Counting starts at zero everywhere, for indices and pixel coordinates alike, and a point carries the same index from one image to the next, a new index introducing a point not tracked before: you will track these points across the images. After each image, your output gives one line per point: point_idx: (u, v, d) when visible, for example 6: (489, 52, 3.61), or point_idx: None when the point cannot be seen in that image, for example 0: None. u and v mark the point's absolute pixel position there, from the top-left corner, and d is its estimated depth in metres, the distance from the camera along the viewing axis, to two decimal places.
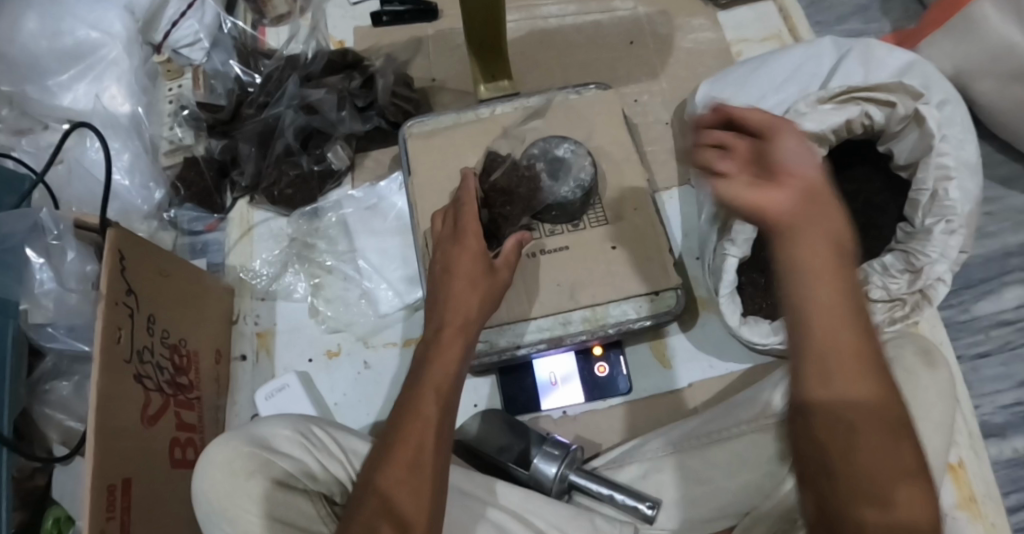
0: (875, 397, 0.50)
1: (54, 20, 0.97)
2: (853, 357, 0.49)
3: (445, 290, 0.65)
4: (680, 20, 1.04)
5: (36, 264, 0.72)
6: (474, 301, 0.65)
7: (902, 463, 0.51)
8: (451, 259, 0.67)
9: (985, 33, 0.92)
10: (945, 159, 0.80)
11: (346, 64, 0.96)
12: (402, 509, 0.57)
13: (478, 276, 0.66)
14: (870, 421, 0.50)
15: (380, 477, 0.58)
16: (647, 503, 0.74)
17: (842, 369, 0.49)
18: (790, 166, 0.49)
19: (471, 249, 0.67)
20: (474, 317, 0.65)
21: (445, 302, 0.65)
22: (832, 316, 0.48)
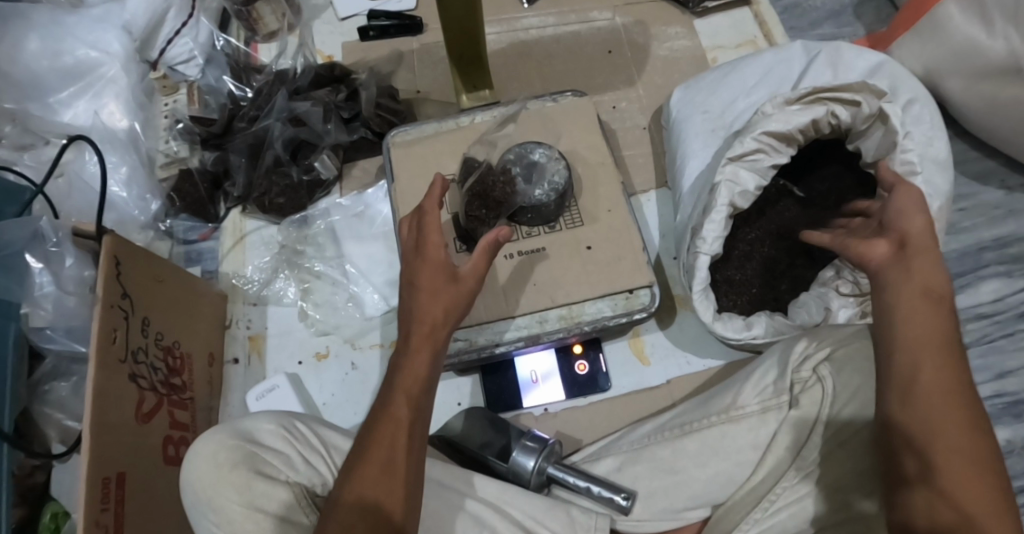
0: (929, 385, 0.59)
1: (56, 41, 1.02)
2: (938, 352, 0.60)
3: (411, 299, 0.66)
4: (656, 29, 1.07)
5: (36, 269, 0.77)
6: (441, 309, 0.65)
7: (957, 441, 0.57)
8: (416, 271, 0.67)
9: (949, 33, 0.94)
10: (911, 155, 0.82)
11: (333, 78, 1.00)
12: (377, 506, 0.59)
13: (441, 286, 0.66)
14: (924, 407, 0.59)
15: (355, 475, 0.61)
16: (622, 494, 0.75)
17: (927, 366, 0.60)
18: (895, 226, 0.67)
19: (434, 259, 0.66)
20: (443, 323, 0.66)
21: (412, 314, 0.65)
22: (920, 320, 0.62)
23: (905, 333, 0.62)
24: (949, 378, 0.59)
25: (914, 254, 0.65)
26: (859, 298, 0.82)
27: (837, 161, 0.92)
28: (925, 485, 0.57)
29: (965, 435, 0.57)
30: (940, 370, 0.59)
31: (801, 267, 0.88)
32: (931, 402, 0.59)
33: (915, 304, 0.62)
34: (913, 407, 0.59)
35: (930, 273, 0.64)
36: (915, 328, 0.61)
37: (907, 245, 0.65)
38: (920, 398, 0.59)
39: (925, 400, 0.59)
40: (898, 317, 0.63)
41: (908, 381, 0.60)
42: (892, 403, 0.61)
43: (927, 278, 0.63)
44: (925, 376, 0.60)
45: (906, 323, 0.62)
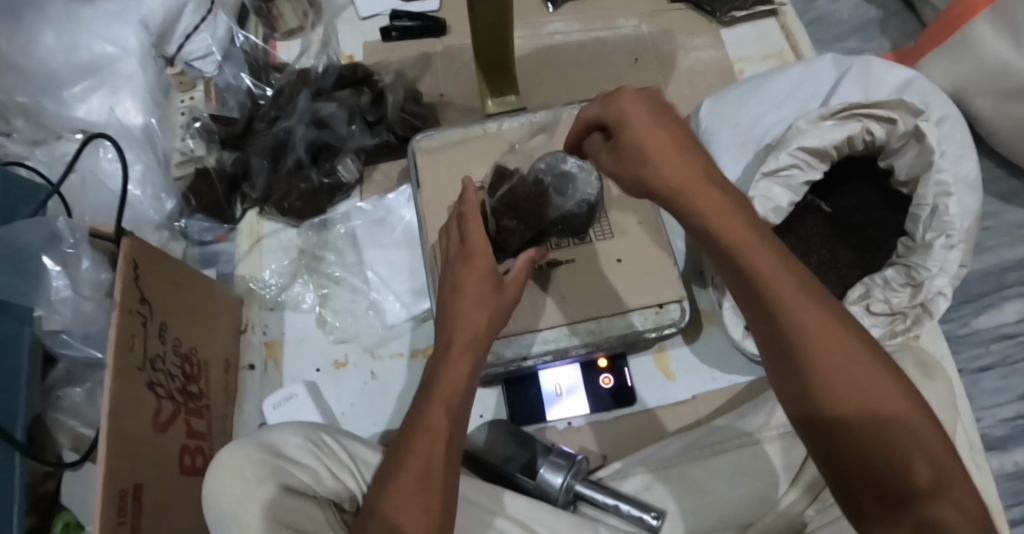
0: (839, 363, 0.51)
1: (70, 34, 0.99)
2: (822, 321, 0.52)
3: (452, 305, 0.66)
4: (682, 38, 1.06)
5: (53, 272, 0.73)
6: (483, 317, 0.65)
7: (887, 413, 0.50)
8: (460, 276, 0.67)
9: (981, 51, 0.94)
10: (945, 175, 0.81)
11: (355, 79, 0.98)
12: (412, 520, 0.56)
13: (485, 293, 0.66)
14: (851, 383, 0.51)
15: (392, 486, 0.58)
16: (652, 513, 0.74)
17: (821, 342, 0.52)
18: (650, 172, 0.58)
19: (480, 266, 0.66)
20: (483, 332, 0.65)
21: (453, 320, 0.65)
22: (780, 288, 0.53)
23: (781, 315, 0.53)
24: (842, 346, 0.52)
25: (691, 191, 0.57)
26: (890, 317, 0.81)
27: (864, 178, 0.92)
28: (883, 483, 0.50)
29: (888, 398, 0.51)
30: (829, 340, 0.52)
31: (829, 283, 0.87)
32: (844, 384, 0.51)
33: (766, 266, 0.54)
34: (827, 400, 0.51)
35: (714, 210, 0.56)
36: (786, 302, 0.53)
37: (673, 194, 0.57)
38: (831, 389, 0.51)
39: (837, 383, 0.51)
40: (761, 299, 0.54)
41: (809, 373, 0.52)
42: (802, 403, 0.52)
43: (744, 243, 0.55)
44: (824, 357, 0.51)
45: (775, 305, 0.53)
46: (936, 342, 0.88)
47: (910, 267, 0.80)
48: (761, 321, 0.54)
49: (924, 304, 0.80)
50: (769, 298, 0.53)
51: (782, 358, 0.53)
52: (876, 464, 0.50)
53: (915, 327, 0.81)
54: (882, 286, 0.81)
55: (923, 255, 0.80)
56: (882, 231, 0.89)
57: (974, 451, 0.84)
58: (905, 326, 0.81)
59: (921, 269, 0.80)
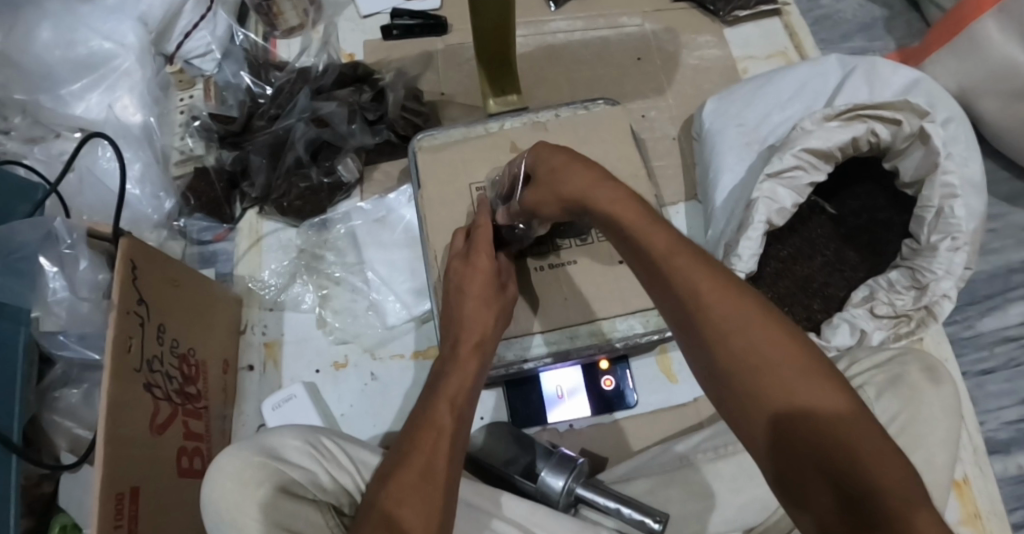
0: (743, 338, 0.47)
1: (68, 30, 0.98)
2: (733, 308, 0.48)
3: (460, 307, 0.70)
4: (686, 37, 1.05)
5: (50, 272, 0.72)
6: (488, 319, 0.69)
7: (805, 391, 0.44)
8: (465, 279, 0.71)
9: (988, 52, 0.93)
10: (951, 177, 0.80)
11: (356, 77, 0.97)
12: (414, 514, 0.56)
13: (490, 294, 0.70)
14: (755, 356, 0.46)
15: (394, 482, 0.58)
16: (654, 517, 0.72)
17: (734, 330, 0.47)
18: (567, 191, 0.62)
19: (483, 269, 0.71)
20: (489, 334, 0.69)
21: (460, 321, 0.69)
22: (686, 279, 0.50)
23: (691, 305, 0.49)
24: (759, 333, 0.46)
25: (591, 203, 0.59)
26: (895, 319, 0.80)
27: (870, 179, 0.91)
28: (815, 480, 0.43)
29: (812, 386, 0.44)
30: (741, 328, 0.47)
31: (833, 285, 0.86)
32: (762, 371, 0.45)
33: (662, 247, 0.52)
34: (749, 390, 0.46)
35: (617, 207, 0.57)
36: (694, 290, 0.49)
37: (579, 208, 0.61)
38: (748, 378, 0.46)
39: (754, 371, 0.46)
40: (672, 293, 0.51)
41: (723, 365, 0.47)
42: (726, 401, 0.47)
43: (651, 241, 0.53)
44: (737, 347, 0.47)
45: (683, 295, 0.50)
46: (941, 344, 0.88)
47: (915, 269, 0.81)
48: (668, 305, 0.51)
49: (929, 307, 0.79)
50: (678, 291, 0.50)
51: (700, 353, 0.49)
52: (804, 457, 0.43)
53: (920, 330, 0.80)
54: (887, 289, 0.81)
55: (927, 257, 0.80)
56: (887, 233, 0.89)
57: (977, 455, 0.83)
58: (909, 328, 0.80)
59: (927, 272, 0.80)
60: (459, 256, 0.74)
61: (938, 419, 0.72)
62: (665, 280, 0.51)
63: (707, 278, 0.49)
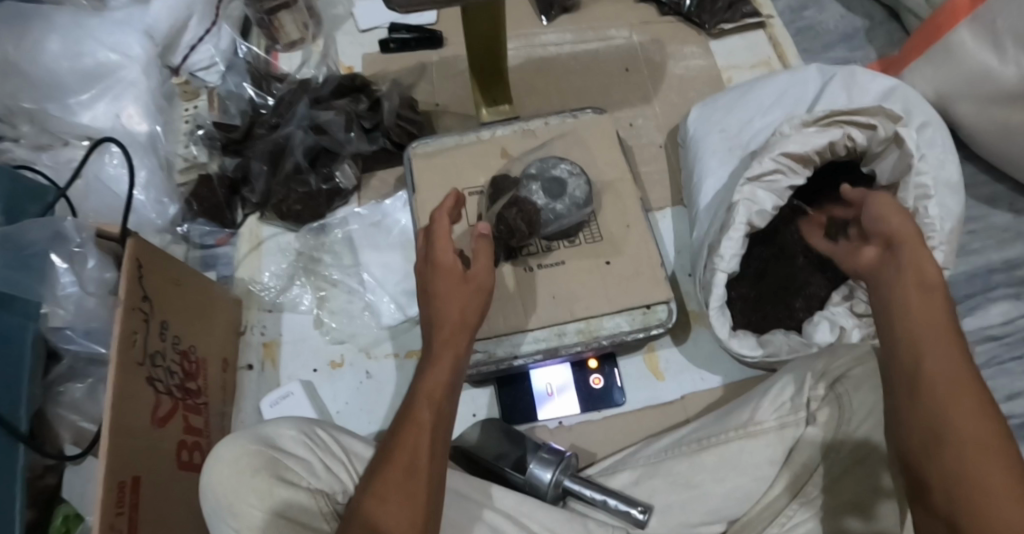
0: (957, 405, 0.55)
1: (76, 42, 1.02)
2: (950, 383, 0.56)
3: (427, 307, 0.67)
4: (672, 48, 1.09)
5: (60, 268, 0.76)
6: (459, 310, 0.66)
7: (984, 467, 0.52)
8: (427, 279, 0.68)
9: (963, 58, 0.96)
10: (924, 178, 0.83)
11: (354, 88, 1.01)
12: (398, 510, 0.58)
13: (454, 288, 0.67)
14: (958, 421, 0.54)
15: (378, 481, 0.60)
16: (639, 507, 0.76)
17: (943, 389, 0.55)
18: (879, 222, 0.69)
19: (442, 265, 0.68)
20: (462, 325, 0.66)
21: (431, 321, 0.66)
22: (927, 334, 0.58)
23: (915, 357, 0.58)
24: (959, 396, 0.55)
25: (905, 245, 0.66)
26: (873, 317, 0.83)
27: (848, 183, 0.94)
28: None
29: (983, 448, 0.53)
30: (950, 389, 0.55)
31: (815, 285, 0.89)
32: (954, 420, 0.54)
33: (917, 303, 0.61)
34: (928, 428, 0.55)
35: (922, 265, 0.64)
36: (925, 347, 0.58)
37: (896, 247, 0.67)
38: (939, 435, 0.55)
39: (956, 433, 0.54)
40: (908, 354, 0.58)
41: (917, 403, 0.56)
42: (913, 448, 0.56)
43: (930, 303, 0.61)
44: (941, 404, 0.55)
45: (918, 350, 0.58)
46: None
47: None
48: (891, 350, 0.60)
49: None
50: (913, 340, 0.59)
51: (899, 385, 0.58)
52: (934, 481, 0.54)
53: None
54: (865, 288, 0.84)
55: None
56: None
57: None
58: None
59: None
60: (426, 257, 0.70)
61: None
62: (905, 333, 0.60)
63: (941, 354, 0.57)
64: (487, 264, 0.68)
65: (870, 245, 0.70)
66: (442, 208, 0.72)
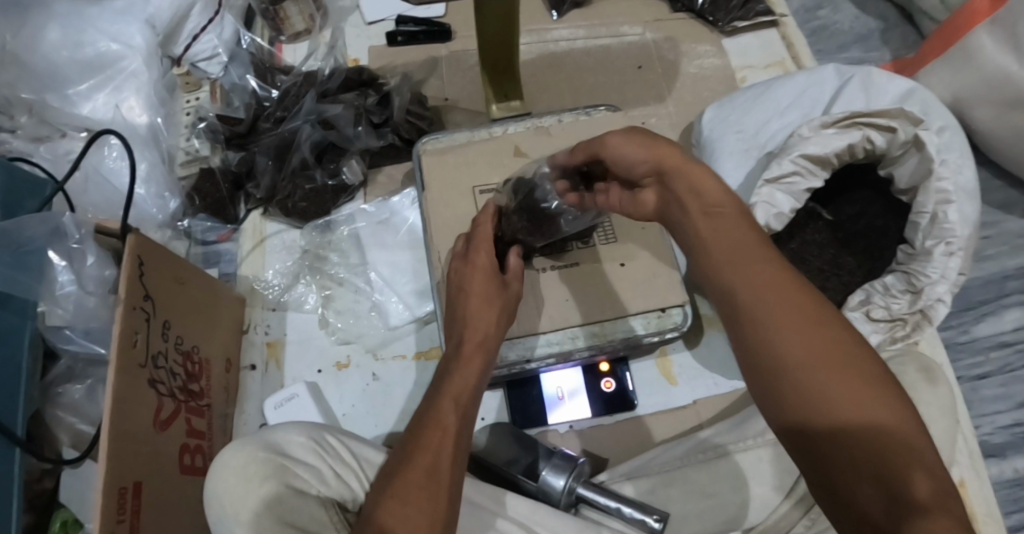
0: (805, 325, 0.49)
1: (75, 31, 0.99)
2: (798, 309, 0.50)
3: (462, 306, 0.69)
4: (686, 46, 1.07)
5: (59, 266, 0.73)
6: (491, 315, 0.69)
7: (861, 399, 0.47)
8: (467, 278, 0.71)
9: (982, 62, 0.95)
10: (945, 184, 0.81)
11: (361, 82, 0.99)
12: (417, 512, 0.56)
13: (491, 293, 0.70)
14: (813, 349, 0.48)
15: (398, 482, 0.58)
16: (654, 516, 0.73)
17: (815, 353, 0.48)
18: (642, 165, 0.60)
19: (483, 269, 0.71)
20: (492, 332, 0.68)
21: (464, 319, 0.68)
22: (756, 304, 0.50)
23: (770, 320, 0.50)
24: (836, 355, 0.48)
25: (681, 178, 0.57)
26: (890, 323, 0.82)
27: (866, 186, 0.93)
28: (863, 485, 0.45)
29: (878, 409, 0.47)
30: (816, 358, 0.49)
31: (830, 289, 0.88)
32: (806, 344, 0.49)
33: (731, 240, 0.53)
34: (813, 389, 0.48)
35: (707, 191, 0.56)
36: (777, 308, 0.50)
37: (669, 179, 0.58)
38: (806, 373, 0.48)
39: (820, 368, 0.48)
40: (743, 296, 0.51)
41: (792, 376, 0.48)
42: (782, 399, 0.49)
43: (727, 224, 0.54)
44: (813, 373, 0.48)
45: (763, 311, 0.50)
46: (936, 348, 0.89)
47: (911, 273, 0.82)
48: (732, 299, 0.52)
49: (924, 310, 0.81)
50: (745, 280, 0.51)
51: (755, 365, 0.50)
52: (858, 467, 0.46)
53: (916, 334, 0.82)
54: (882, 293, 0.82)
55: (923, 262, 0.81)
56: (883, 239, 0.90)
57: (973, 457, 0.84)
58: (905, 332, 0.82)
59: (922, 276, 0.81)
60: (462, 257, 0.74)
61: (936, 418, 0.73)
62: (738, 273, 0.52)
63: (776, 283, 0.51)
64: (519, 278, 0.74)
65: (646, 189, 0.60)
66: (485, 216, 0.78)
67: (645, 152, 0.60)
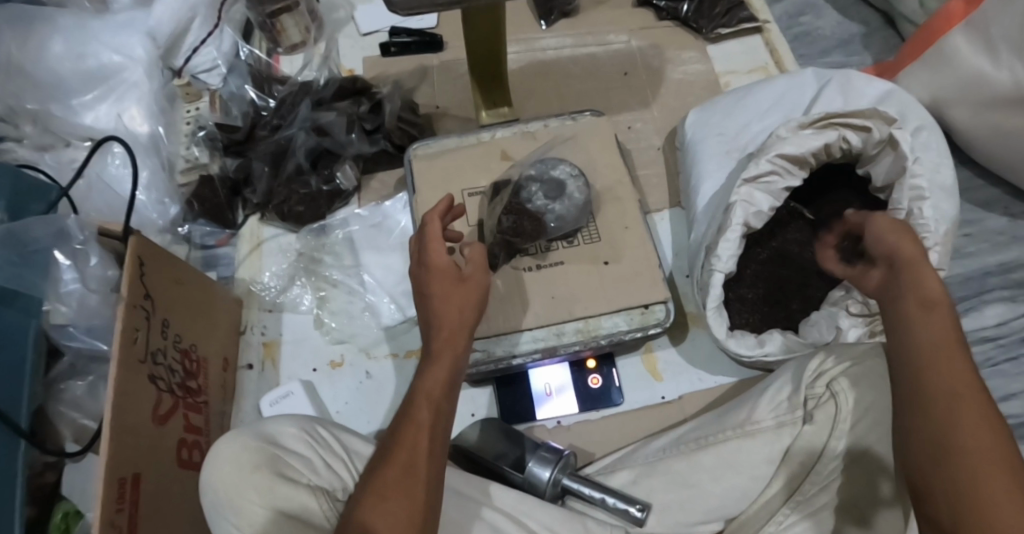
0: (969, 423, 0.54)
1: (80, 44, 1.03)
2: (961, 404, 0.55)
3: (425, 309, 0.67)
4: (670, 53, 1.10)
5: (63, 265, 0.77)
6: (456, 310, 0.66)
7: (994, 490, 0.51)
8: (424, 280, 0.68)
9: (957, 63, 0.98)
10: (919, 180, 0.84)
11: (355, 90, 1.02)
12: (397, 509, 0.58)
13: (453, 289, 0.67)
14: (963, 440, 0.54)
15: (377, 479, 0.60)
16: (637, 505, 0.76)
17: (958, 440, 0.54)
18: (884, 238, 0.67)
19: (439, 267, 0.67)
20: (461, 325, 0.66)
21: (430, 322, 0.66)
22: (935, 382, 0.56)
23: (926, 399, 0.56)
24: (983, 454, 0.53)
25: (910, 264, 0.64)
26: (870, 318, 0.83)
27: (847, 186, 0.95)
28: None
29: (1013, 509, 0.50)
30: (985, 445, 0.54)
31: (811, 287, 0.90)
32: (960, 432, 0.54)
33: (924, 328, 0.59)
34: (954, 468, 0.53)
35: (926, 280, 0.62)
36: (939, 390, 0.56)
37: (898, 260, 0.65)
38: (946, 459, 0.54)
39: (966, 452, 0.53)
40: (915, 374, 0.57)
41: (942, 451, 0.54)
42: (925, 467, 0.55)
43: (931, 313, 0.59)
44: (964, 437, 0.54)
45: (929, 391, 0.56)
46: None
47: None
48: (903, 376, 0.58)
49: None
50: (914, 355, 0.58)
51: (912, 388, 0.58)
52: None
53: None
54: None
55: None
56: None
57: None
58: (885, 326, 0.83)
59: None
60: (419, 258, 0.70)
61: None
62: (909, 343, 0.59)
63: (952, 374, 0.56)
64: (481, 264, 0.68)
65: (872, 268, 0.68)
66: (434, 210, 0.71)
67: (893, 237, 0.66)
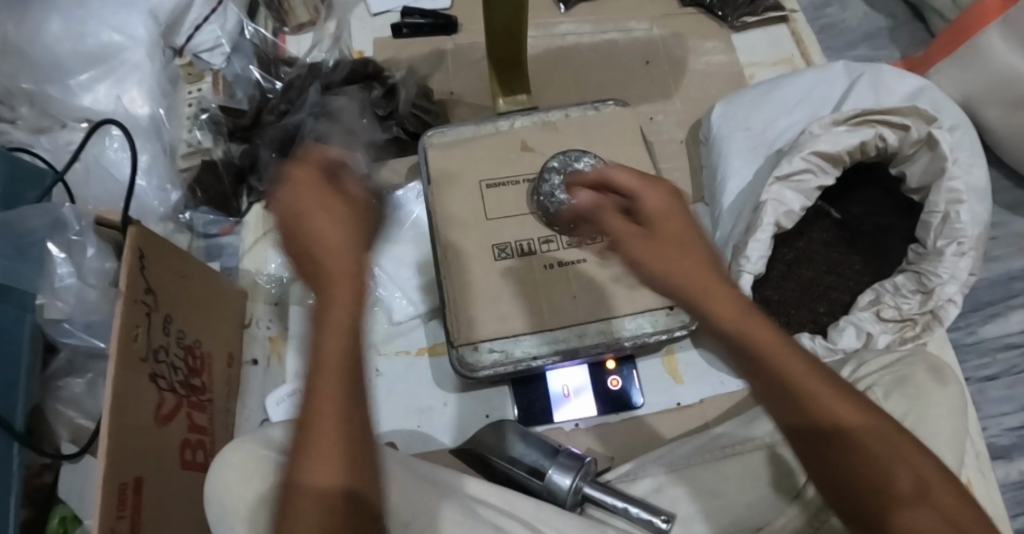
0: (799, 383, 0.50)
1: (77, 22, 0.98)
2: (808, 365, 0.50)
3: (308, 233, 0.48)
4: (693, 42, 1.06)
5: (58, 258, 0.72)
6: (346, 237, 0.48)
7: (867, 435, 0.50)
8: (301, 203, 0.48)
9: (991, 61, 0.94)
10: (956, 183, 0.81)
11: (366, 74, 0.98)
12: (334, 467, 0.46)
13: (345, 214, 0.49)
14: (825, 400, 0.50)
15: (303, 443, 0.46)
16: (662, 516, 0.71)
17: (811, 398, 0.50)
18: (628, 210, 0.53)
19: (320, 185, 0.49)
20: (356, 252, 0.48)
21: (315, 252, 0.48)
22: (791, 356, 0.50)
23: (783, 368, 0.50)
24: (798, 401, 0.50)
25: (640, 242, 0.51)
26: (900, 323, 0.81)
27: (873, 184, 0.93)
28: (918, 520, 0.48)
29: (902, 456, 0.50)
30: (866, 433, 0.50)
31: (836, 289, 0.87)
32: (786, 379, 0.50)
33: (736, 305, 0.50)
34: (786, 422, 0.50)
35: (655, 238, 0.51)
36: (772, 357, 0.49)
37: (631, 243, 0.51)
38: (839, 424, 0.50)
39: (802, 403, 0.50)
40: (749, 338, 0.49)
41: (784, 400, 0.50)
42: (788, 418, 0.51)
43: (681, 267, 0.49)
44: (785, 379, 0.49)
45: (770, 364, 0.49)
46: (943, 349, 0.88)
47: (921, 273, 0.81)
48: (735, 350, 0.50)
49: (935, 310, 0.80)
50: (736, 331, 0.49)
51: (777, 406, 0.51)
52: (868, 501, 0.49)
53: (926, 334, 0.81)
54: (892, 293, 0.82)
55: (933, 262, 0.81)
56: (890, 238, 0.90)
57: (979, 460, 0.83)
58: (915, 332, 0.81)
59: (933, 275, 0.80)
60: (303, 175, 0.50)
61: (944, 416, 0.67)
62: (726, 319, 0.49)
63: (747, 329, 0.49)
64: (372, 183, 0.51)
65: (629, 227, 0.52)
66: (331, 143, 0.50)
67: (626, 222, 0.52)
